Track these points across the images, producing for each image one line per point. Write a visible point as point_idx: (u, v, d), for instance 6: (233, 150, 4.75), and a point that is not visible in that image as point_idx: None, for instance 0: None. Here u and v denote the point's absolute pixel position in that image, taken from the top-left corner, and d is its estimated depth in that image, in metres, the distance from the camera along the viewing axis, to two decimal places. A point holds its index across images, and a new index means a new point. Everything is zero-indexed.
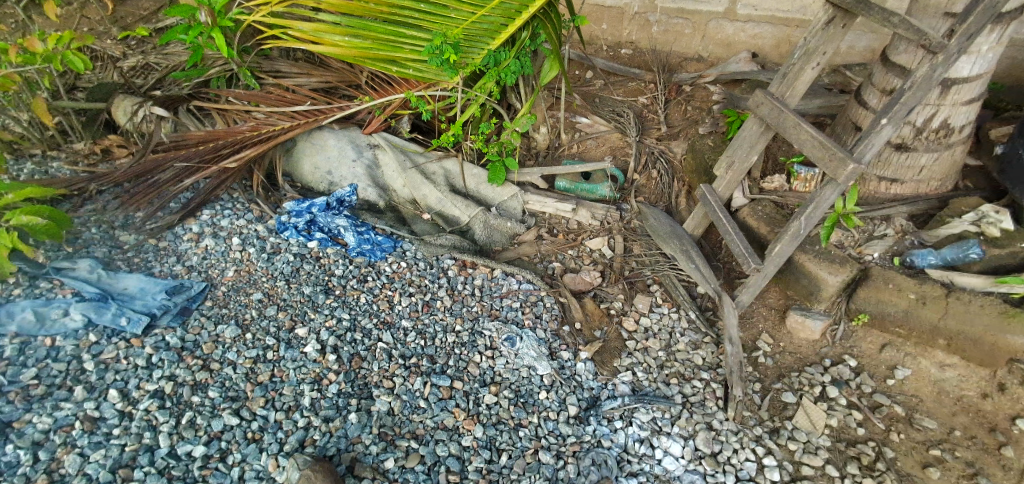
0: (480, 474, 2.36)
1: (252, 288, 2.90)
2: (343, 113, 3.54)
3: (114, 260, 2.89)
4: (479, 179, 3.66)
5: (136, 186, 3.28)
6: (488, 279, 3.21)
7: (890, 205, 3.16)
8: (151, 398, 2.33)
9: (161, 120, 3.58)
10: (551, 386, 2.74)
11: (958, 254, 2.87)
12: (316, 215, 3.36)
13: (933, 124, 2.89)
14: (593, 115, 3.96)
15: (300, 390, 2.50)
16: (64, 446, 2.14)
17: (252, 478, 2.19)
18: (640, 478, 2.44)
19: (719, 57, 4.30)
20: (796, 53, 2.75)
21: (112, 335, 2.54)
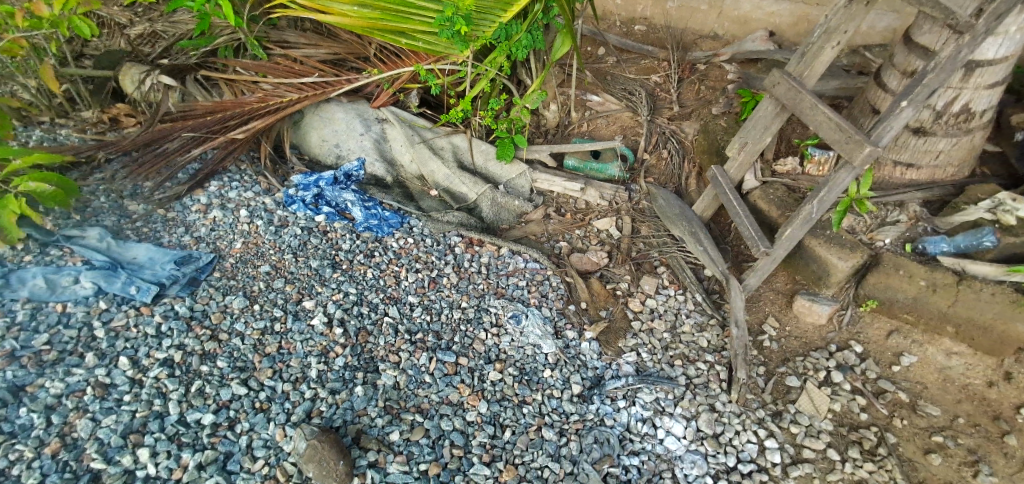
0: (483, 449, 2.40)
1: (260, 261, 2.91)
2: (351, 86, 3.50)
3: (123, 229, 2.90)
4: (487, 155, 3.63)
5: (144, 155, 3.27)
6: (495, 257, 3.21)
7: (904, 191, 3.11)
8: (161, 367, 2.36)
9: (168, 89, 3.56)
10: (555, 365, 2.75)
11: (971, 242, 2.83)
12: (324, 189, 3.35)
13: (953, 108, 2.83)
14: (604, 93, 3.91)
15: (307, 363, 2.52)
16: (76, 410, 2.18)
17: (260, 446, 2.22)
18: (642, 457, 2.47)
19: (735, 35, 4.21)
20: (816, 32, 2.69)
21: (122, 303, 2.56)
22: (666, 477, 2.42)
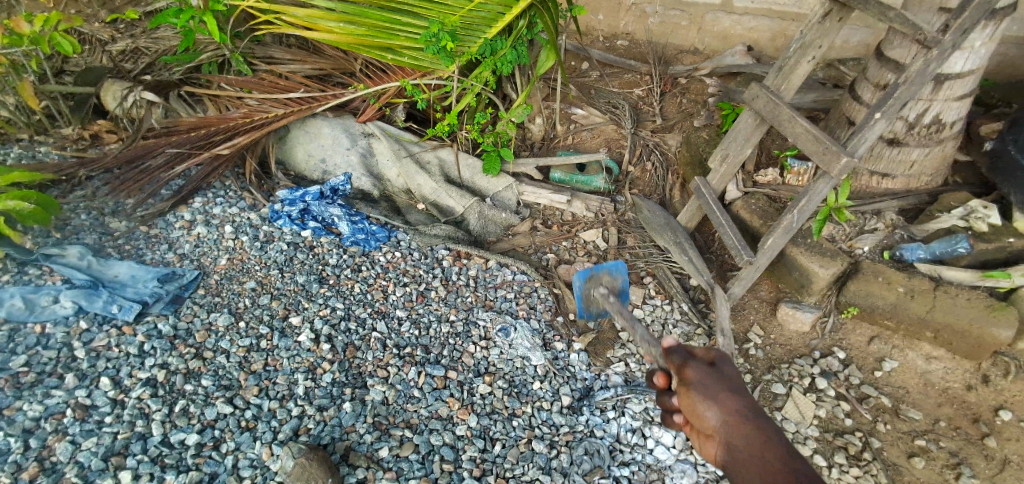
0: (474, 463, 2.39)
1: (245, 277, 2.88)
2: (337, 101, 3.50)
3: (105, 247, 2.86)
4: (474, 169, 3.65)
5: (127, 172, 3.25)
6: (483, 270, 3.22)
7: (881, 199, 3.20)
8: (144, 386, 2.32)
9: (151, 105, 3.54)
10: (545, 377, 2.76)
11: (947, 248, 2.91)
12: (310, 203, 3.34)
13: (925, 120, 2.93)
14: (588, 106, 3.97)
15: (294, 379, 2.50)
16: (55, 433, 2.13)
17: (246, 466, 2.19)
18: (632, 467, 2.48)
19: (715, 49, 4.30)
20: (792, 47, 2.77)
21: (103, 322, 2.52)
22: None
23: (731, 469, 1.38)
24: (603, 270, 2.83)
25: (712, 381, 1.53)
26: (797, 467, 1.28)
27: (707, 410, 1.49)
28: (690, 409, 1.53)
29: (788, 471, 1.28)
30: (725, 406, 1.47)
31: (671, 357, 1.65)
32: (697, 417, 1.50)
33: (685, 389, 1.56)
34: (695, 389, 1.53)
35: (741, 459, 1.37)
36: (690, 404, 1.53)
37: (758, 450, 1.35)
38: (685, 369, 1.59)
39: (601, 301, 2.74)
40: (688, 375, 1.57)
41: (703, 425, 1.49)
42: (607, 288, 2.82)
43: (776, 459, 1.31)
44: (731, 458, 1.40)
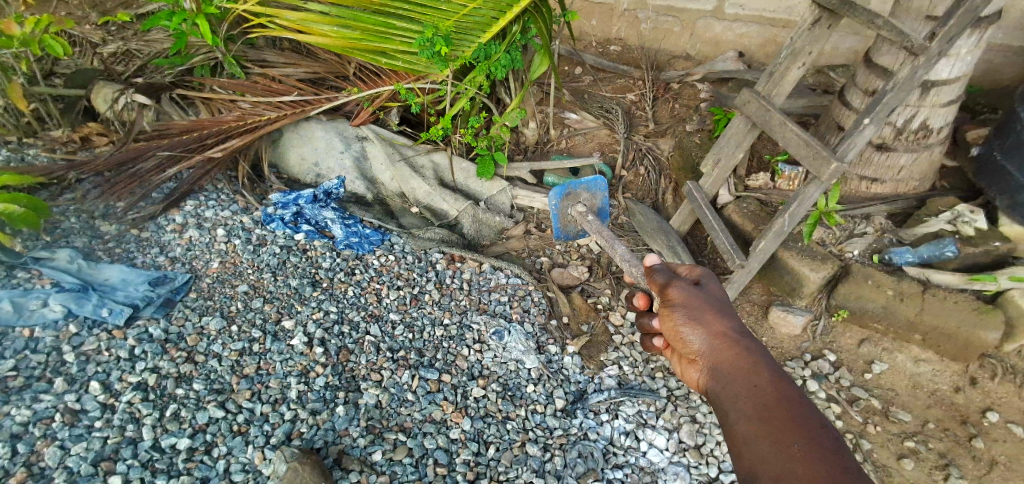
0: (468, 467, 2.38)
1: (238, 280, 2.86)
2: (331, 104, 3.50)
3: (95, 250, 2.84)
4: (468, 172, 3.66)
5: (117, 175, 3.21)
6: (477, 273, 3.21)
7: (871, 203, 3.23)
8: (134, 391, 2.30)
9: (142, 108, 3.52)
10: (539, 380, 2.76)
11: (934, 252, 2.96)
12: (303, 207, 3.32)
13: (913, 125, 2.97)
14: (582, 111, 4.00)
15: (287, 383, 2.48)
16: (44, 438, 2.11)
17: (238, 471, 2.17)
18: (626, 470, 2.48)
19: (707, 55, 4.35)
20: (782, 53, 2.81)
21: (93, 326, 2.49)
22: None
23: (713, 382, 1.44)
24: (581, 188, 3.15)
25: (693, 301, 1.60)
26: (774, 375, 1.32)
27: (688, 328, 1.56)
28: (672, 326, 1.60)
29: (765, 378, 1.32)
30: (705, 324, 1.53)
31: (655, 279, 1.73)
32: (680, 335, 1.57)
33: (668, 308, 1.63)
34: (676, 306, 1.61)
35: (720, 371, 1.43)
36: (673, 322, 1.60)
37: (736, 360, 1.41)
38: (668, 289, 1.66)
39: (578, 218, 3.12)
40: (670, 295, 1.64)
41: (687, 344, 1.56)
42: (584, 205, 3.17)
43: (754, 368, 1.37)
44: (711, 369, 1.46)
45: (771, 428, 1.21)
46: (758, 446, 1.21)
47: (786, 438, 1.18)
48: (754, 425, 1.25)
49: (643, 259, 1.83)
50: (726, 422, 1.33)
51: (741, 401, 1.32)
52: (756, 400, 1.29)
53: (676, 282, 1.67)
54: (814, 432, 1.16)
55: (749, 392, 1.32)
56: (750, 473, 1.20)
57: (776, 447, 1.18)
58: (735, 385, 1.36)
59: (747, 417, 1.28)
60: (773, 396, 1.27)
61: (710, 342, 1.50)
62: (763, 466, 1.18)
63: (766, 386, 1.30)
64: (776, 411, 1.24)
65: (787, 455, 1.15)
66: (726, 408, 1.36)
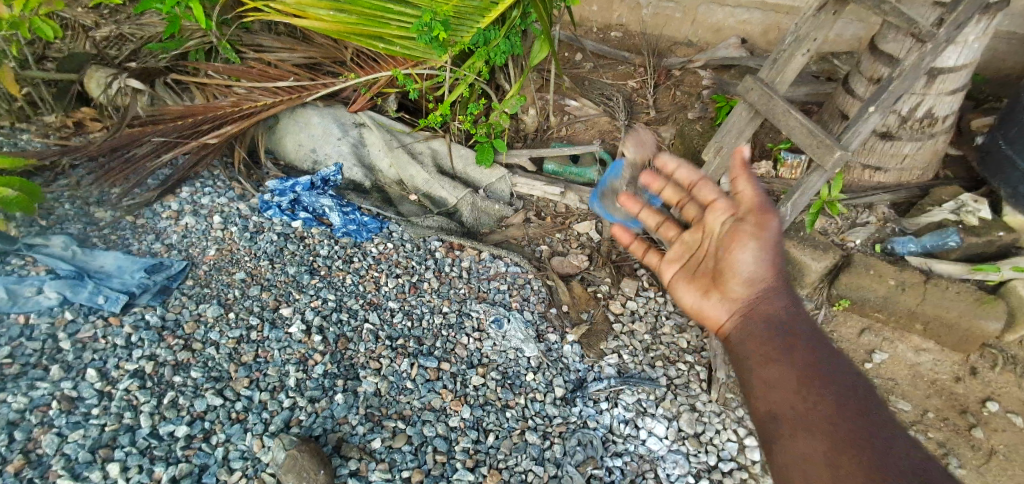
0: (467, 454, 2.38)
1: (235, 268, 2.84)
2: (327, 90, 3.46)
3: (90, 237, 2.80)
4: (467, 160, 3.63)
5: (111, 161, 3.18)
6: (476, 262, 3.19)
7: (872, 193, 3.22)
8: (132, 378, 2.28)
9: (137, 93, 3.46)
10: (538, 368, 2.75)
11: (938, 242, 2.96)
12: (300, 194, 3.28)
13: (917, 114, 2.94)
14: (582, 97, 3.96)
15: (285, 371, 2.47)
16: (40, 425, 2.10)
17: (237, 458, 2.17)
18: (625, 457, 2.50)
19: (708, 42, 4.30)
20: (787, 39, 2.77)
21: (89, 313, 2.47)
22: (649, 477, 2.46)
23: (743, 318, 1.36)
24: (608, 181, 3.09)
25: (779, 240, 1.39)
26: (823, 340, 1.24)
27: (752, 257, 1.39)
28: (734, 247, 1.42)
29: (806, 332, 1.25)
30: (768, 255, 1.38)
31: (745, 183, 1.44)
32: (735, 258, 1.41)
33: (745, 229, 1.42)
34: (754, 230, 1.40)
35: (766, 314, 1.32)
36: (738, 245, 1.41)
37: (778, 308, 1.32)
38: (756, 210, 1.42)
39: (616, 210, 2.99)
40: (755, 218, 1.41)
41: (734, 267, 1.41)
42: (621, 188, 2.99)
43: (803, 330, 1.26)
44: (753, 308, 1.35)
45: (808, 375, 1.16)
46: (786, 392, 1.17)
47: (817, 389, 1.13)
48: (784, 372, 1.19)
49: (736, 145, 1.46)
50: (751, 360, 1.27)
51: (784, 350, 1.23)
52: (795, 349, 1.22)
53: (770, 204, 1.42)
54: (851, 389, 1.11)
55: (793, 343, 1.23)
56: (767, 414, 1.18)
57: (811, 398, 1.12)
58: (767, 331, 1.29)
59: (778, 361, 1.22)
60: (822, 352, 1.20)
61: (768, 283, 1.36)
62: (782, 409, 1.15)
63: (807, 340, 1.23)
64: (808, 360, 1.18)
65: (815, 404, 1.11)
66: (751, 347, 1.29)
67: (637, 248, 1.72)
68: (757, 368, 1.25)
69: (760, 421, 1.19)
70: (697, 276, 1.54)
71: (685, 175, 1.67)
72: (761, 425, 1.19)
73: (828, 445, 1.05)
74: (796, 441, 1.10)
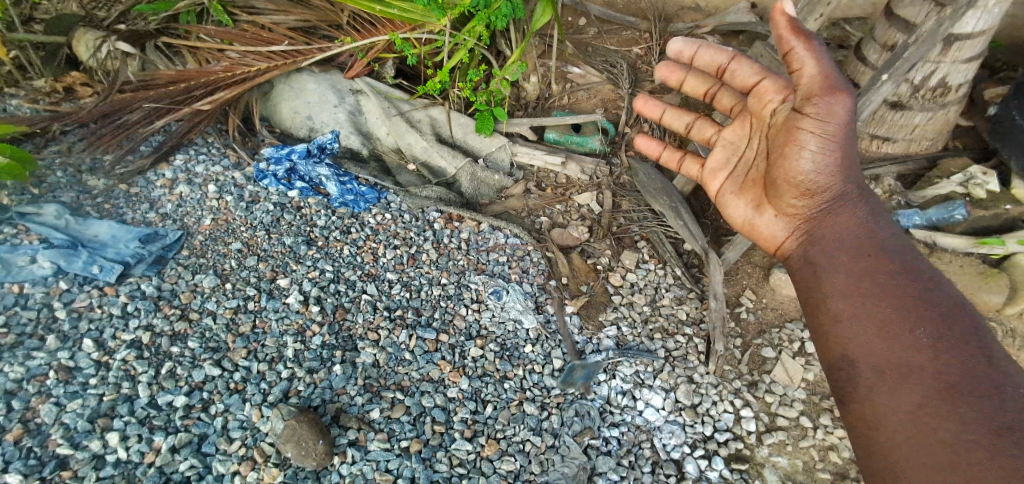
0: (465, 425, 2.39)
1: (231, 237, 2.80)
2: (323, 55, 3.35)
3: (83, 205, 2.75)
4: (466, 128, 3.54)
5: (102, 127, 3.12)
6: (475, 233, 3.15)
7: (880, 164, 3.11)
8: (128, 348, 2.28)
9: (127, 57, 3.37)
10: (537, 340, 2.74)
11: (943, 215, 2.88)
12: (296, 162, 3.23)
13: (930, 82, 2.85)
14: (584, 64, 3.85)
15: (283, 342, 2.46)
16: (39, 395, 2.11)
17: (236, 428, 2.18)
18: (622, 428, 2.51)
19: (717, 7, 4.16)
20: (799, 5, 2.68)
21: (84, 282, 2.45)
22: (645, 448, 2.49)
23: (820, 242, 1.65)
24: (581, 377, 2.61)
25: (841, 119, 1.50)
26: (888, 243, 1.55)
27: (811, 160, 1.60)
28: (790, 148, 1.62)
29: (890, 268, 1.48)
30: (828, 157, 1.59)
31: (809, 66, 1.46)
32: (794, 166, 1.64)
33: (801, 120, 1.56)
34: (810, 123, 1.54)
35: (830, 222, 1.65)
36: (795, 146, 1.60)
37: (857, 239, 1.59)
38: (813, 90, 1.49)
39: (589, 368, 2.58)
40: (814, 99, 1.49)
41: (794, 173, 1.65)
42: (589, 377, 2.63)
43: (869, 235, 1.59)
44: (818, 217, 1.67)
45: (883, 315, 1.41)
46: (863, 337, 1.42)
47: (898, 330, 1.37)
48: (867, 317, 1.43)
49: (773, 4, 1.44)
50: (833, 292, 1.54)
51: (851, 269, 1.54)
52: (868, 284, 1.48)
53: (833, 87, 1.47)
54: (939, 323, 1.34)
55: (859, 265, 1.53)
56: (846, 355, 1.44)
57: (890, 339, 1.37)
58: (849, 271, 1.53)
59: (859, 299, 1.47)
60: (888, 274, 1.47)
61: (827, 186, 1.63)
62: (865, 352, 1.41)
63: (888, 276, 1.47)
64: (890, 297, 1.42)
65: (899, 343, 1.36)
66: (833, 279, 1.56)
67: (666, 159, 2.08)
68: (839, 299, 1.51)
69: (836, 366, 1.46)
70: (748, 184, 1.84)
71: (712, 58, 1.75)
72: (836, 371, 1.46)
73: (914, 395, 1.28)
74: (875, 394, 1.35)
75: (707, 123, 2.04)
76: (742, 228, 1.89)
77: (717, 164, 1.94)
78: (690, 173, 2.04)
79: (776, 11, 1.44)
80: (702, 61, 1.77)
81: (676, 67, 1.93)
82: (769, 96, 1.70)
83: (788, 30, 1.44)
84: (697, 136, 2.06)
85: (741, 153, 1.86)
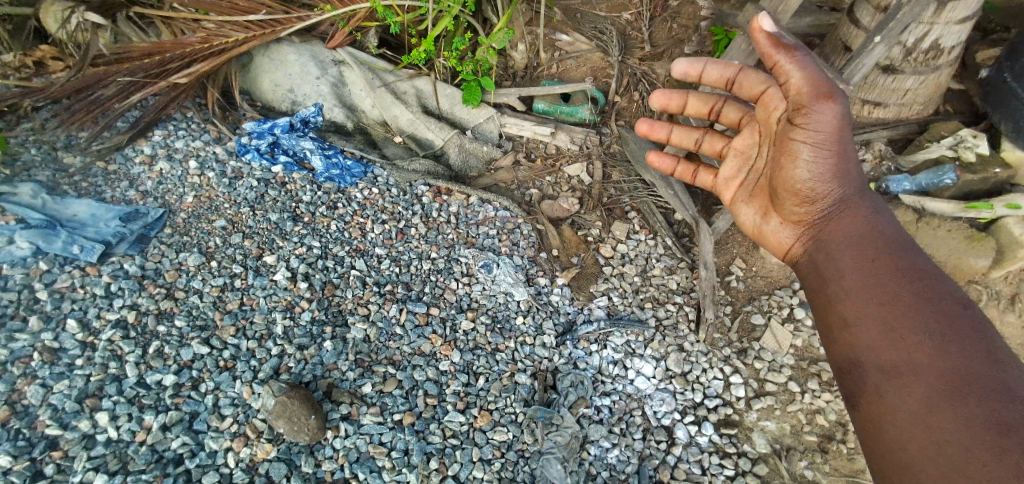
0: (458, 397, 2.40)
1: (214, 215, 2.75)
2: (303, 24, 3.24)
3: (60, 184, 2.68)
4: (453, 99, 3.47)
5: (76, 102, 3.03)
6: (464, 207, 3.11)
7: (871, 129, 3.12)
8: (114, 328, 2.25)
9: (97, 29, 3.26)
10: (528, 312, 2.74)
11: (933, 179, 2.88)
12: (279, 136, 3.15)
13: (923, 45, 2.79)
14: (574, 31, 3.75)
15: (272, 319, 2.43)
16: (23, 377, 2.08)
17: (227, 405, 2.17)
18: (613, 397, 2.54)
19: None
20: None
21: (64, 263, 2.40)
22: (636, 415, 2.52)
23: (825, 246, 1.62)
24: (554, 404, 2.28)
25: (832, 126, 1.51)
26: (892, 240, 1.51)
27: (809, 165, 1.59)
28: (788, 155, 1.62)
29: (892, 265, 1.44)
30: (826, 162, 1.57)
31: (795, 75, 1.46)
32: (793, 172, 1.63)
33: (793, 130, 1.57)
34: (802, 133, 1.54)
35: (832, 224, 1.62)
36: (791, 153, 1.60)
37: (860, 236, 1.56)
38: (803, 100, 1.49)
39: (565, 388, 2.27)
40: (803, 110, 1.50)
41: (793, 179, 1.64)
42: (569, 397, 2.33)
43: (872, 233, 1.55)
44: (822, 221, 1.65)
45: (886, 317, 1.37)
46: (868, 340, 1.38)
47: (903, 330, 1.33)
48: (871, 317, 1.39)
49: (751, 23, 1.48)
50: (837, 293, 1.50)
51: (853, 270, 1.50)
52: (871, 286, 1.44)
53: (823, 93, 1.46)
54: (945, 322, 1.30)
55: (863, 265, 1.49)
56: (853, 357, 1.40)
57: (892, 341, 1.34)
58: (853, 272, 1.50)
59: (862, 299, 1.43)
60: (891, 275, 1.43)
61: (827, 191, 1.61)
62: (870, 355, 1.37)
63: (891, 273, 1.43)
64: (893, 296, 1.39)
65: (902, 342, 1.32)
66: (838, 282, 1.52)
67: (683, 171, 2.11)
68: (843, 302, 1.47)
69: (842, 370, 1.43)
70: (755, 193, 1.85)
71: (720, 72, 1.77)
72: (844, 375, 1.42)
73: (918, 397, 1.25)
74: (882, 395, 1.31)
75: (715, 136, 2.07)
76: (754, 234, 1.89)
77: (729, 173, 1.94)
78: (706, 183, 2.06)
79: (754, 30, 1.47)
80: (710, 77, 1.78)
81: (674, 92, 1.96)
82: (774, 104, 1.70)
83: (769, 46, 1.46)
84: (710, 148, 2.08)
85: (751, 163, 1.87)
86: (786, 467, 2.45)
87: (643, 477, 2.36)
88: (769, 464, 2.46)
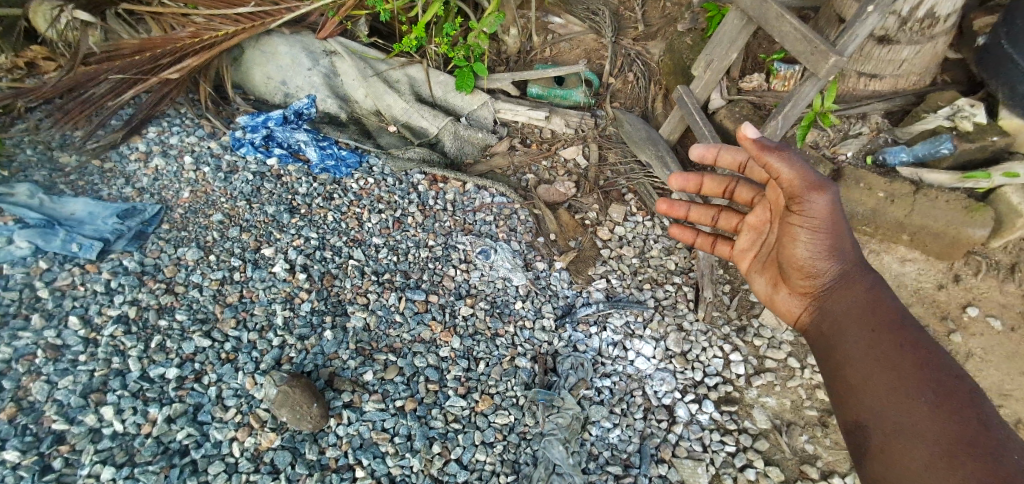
0: (459, 382, 2.41)
1: (212, 209, 2.76)
2: (293, 15, 3.26)
3: (57, 184, 2.69)
4: (446, 86, 3.46)
5: (69, 101, 3.04)
6: (461, 194, 3.11)
7: (867, 102, 3.08)
8: (116, 324, 2.27)
9: (87, 27, 3.25)
10: (526, 297, 2.75)
11: (930, 150, 2.87)
12: (273, 129, 3.15)
13: (919, 13, 2.76)
14: (567, 14, 3.73)
15: (271, 310, 2.45)
16: (28, 374, 2.11)
17: (230, 396, 2.19)
18: (613, 378, 2.55)
19: None
20: None
21: (64, 261, 2.42)
22: (636, 395, 2.53)
23: (827, 315, 1.52)
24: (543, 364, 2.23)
25: (827, 212, 1.42)
26: (896, 308, 1.43)
27: (808, 242, 1.49)
28: (787, 235, 1.52)
29: (894, 332, 1.37)
30: (827, 243, 1.48)
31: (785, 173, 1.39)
32: (793, 248, 1.52)
33: (789, 215, 1.49)
34: (800, 219, 1.46)
35: (835, 296, 1.51)
36: (790, 234, 1.51)
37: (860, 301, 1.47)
38: (797, 191, 1.41)
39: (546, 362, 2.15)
40: (798, 200, 1.42)
41: (794, 256, 1.53)
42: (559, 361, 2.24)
43: (875, 301, 1.46)
44: (826, 292, 1.53)
45: (893, 387, 1.30)
46: (874, 407, 1.31)
47: (908, 397, 1.27)
48: (876, 387, 1.32)
49: (736, 131, 1.41)
50: (842, 363, 1.42)
51: (857, 339, 1.42)
52: (876, 355, 1.36)
53: (816, 184, 1.39)
54: (945, 387, 1.25)
55: (866, 332, 1.41)
56: (859, 424, 1.33)
57: (897, 409, 1.27)
58: (857, 339, 1.42)
59: (869, 368, 1.35)
60: (896, 343, 1.35)
61: (828, 264, 1.50)
62: (875, 421, 1.30)
63: (891, 340, 1.36)
64: (896, 363, 1.32)
65: (908, 411, 1.25)
66: (843, 351, 1.43)
67: (702, 244, 1.91)
68: (850, 372, 1.39)
69: (850, 434, 1.35)
70: (763, 265, 1.72)
71: (732, 156, 1.67)
72: (851, 438, 1.35)
73: (924, 462, 1.19)
74: (891, 460, 1.24)
75: (732, 213, 1.84)
76: (765, 302, 1.75)
77: (744, 245, 1.78)
78: (725, 255, 1.88)
79: (740, 138, 1.40)
80: (725, 160, 1.68)
81: (690, 173, 1.78)
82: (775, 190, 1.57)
83: (756, 149, 1.40)
84: (725, 225, 1.86)
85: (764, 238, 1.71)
86: (787, 442, 2.46)
87: (644, 456, 2.37)
88: (770, 440, 2.47)
